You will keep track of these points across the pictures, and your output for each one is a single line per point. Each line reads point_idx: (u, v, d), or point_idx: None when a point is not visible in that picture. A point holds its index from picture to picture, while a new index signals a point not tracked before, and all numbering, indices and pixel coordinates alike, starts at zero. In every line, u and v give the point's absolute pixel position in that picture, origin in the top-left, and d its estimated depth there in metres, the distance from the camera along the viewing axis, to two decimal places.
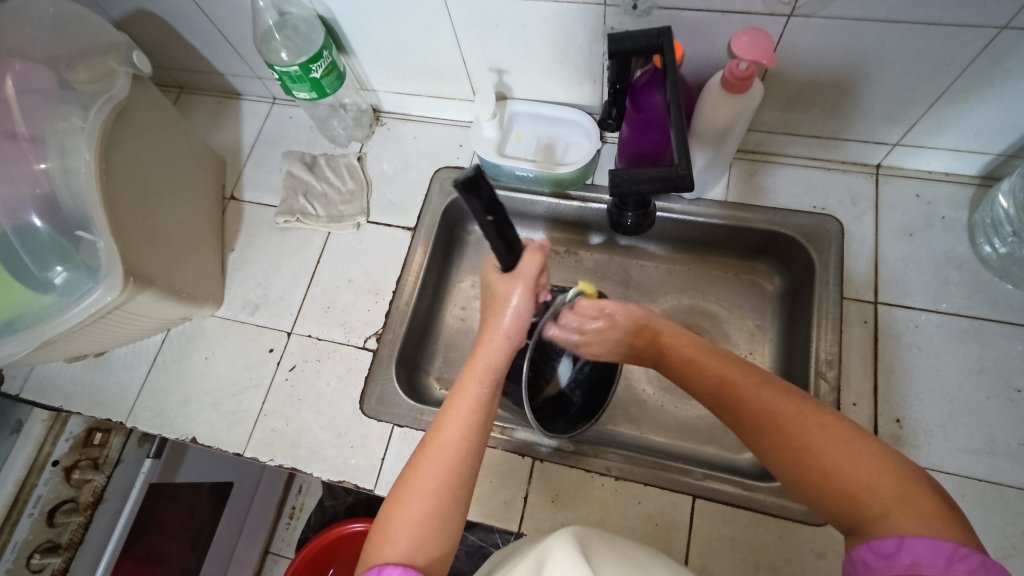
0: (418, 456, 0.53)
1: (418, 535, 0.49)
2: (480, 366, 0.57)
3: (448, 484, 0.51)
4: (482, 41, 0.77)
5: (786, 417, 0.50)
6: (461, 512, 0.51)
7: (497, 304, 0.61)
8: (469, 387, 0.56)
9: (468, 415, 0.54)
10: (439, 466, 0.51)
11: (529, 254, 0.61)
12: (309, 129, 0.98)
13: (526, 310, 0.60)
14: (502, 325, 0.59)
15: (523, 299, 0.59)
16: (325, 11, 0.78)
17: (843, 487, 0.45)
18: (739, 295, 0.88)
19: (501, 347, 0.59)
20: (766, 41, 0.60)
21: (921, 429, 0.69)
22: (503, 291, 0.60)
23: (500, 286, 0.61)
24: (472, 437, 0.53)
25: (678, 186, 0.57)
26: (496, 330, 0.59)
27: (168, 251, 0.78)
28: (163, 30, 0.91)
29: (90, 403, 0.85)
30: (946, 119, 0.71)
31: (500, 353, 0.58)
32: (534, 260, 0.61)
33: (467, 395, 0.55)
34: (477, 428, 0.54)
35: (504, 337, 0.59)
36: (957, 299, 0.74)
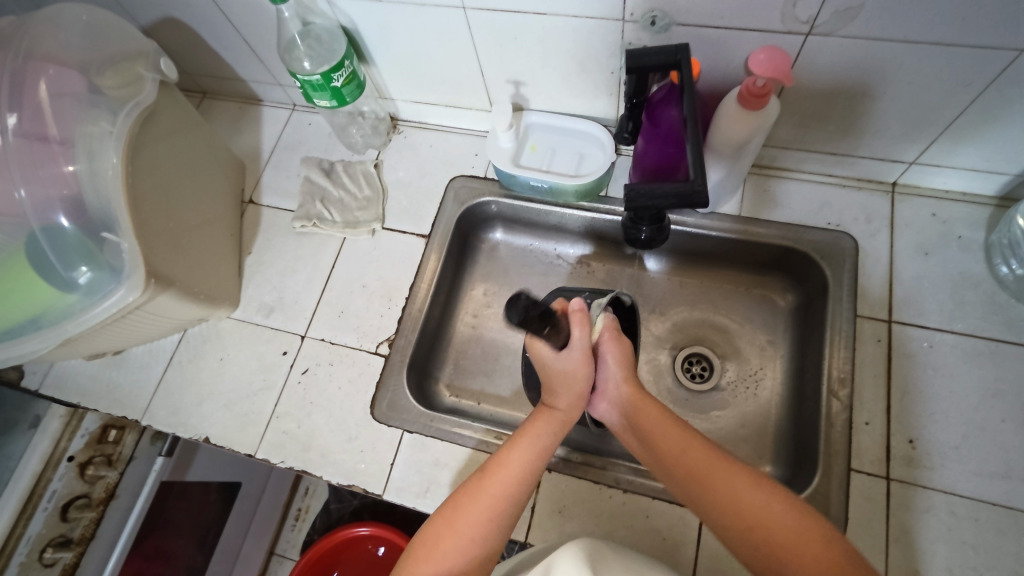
0: (475, 483, 0.59)
1: (461, 556, 0.55)
2: (554, 416, 0.64)
3: (496, 516, 0.57)
4: (501, 53, 0.78)
5: (714, 471, 0.55)
6: (501, 540, 0.57)
7: (570, 375, 0.64)
8: (542, 434, 0.62)
9: (529, 454, 0.60)
10: (494, 497, 0.58)
11: (574, 321, 0.64)
12: (328, 136, 1.00)
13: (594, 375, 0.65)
14: (580, 381, 0.64)
15: (588, 369, 0.63)
16: (348, 22, 0.79)
17: (769, 542, 0.50)
18: (750, 310, 0.88)
19: (574, 404, 0.64)
20: (783, 59, 0.60)
21: (934, 451, 0.68)
22: (570, 365, 0.64)
23: (564, 362, 0.64)
24: (529, 475, 0.59)
25: (692, 202, 0.57)
26: (566, 388, 0.64)
27: (188, 253, 0.80)
28: (189, 37, 0.94)
29: (107, 400, 0.87)
30: (964, 139, 0.71)
31: (577, 407, 0.65)
32: (580, 328, 0.64)
33: (533, 436, 0.62)
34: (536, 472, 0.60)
35: (575, 395, 0.64)
36: (973, 320, 0.73)
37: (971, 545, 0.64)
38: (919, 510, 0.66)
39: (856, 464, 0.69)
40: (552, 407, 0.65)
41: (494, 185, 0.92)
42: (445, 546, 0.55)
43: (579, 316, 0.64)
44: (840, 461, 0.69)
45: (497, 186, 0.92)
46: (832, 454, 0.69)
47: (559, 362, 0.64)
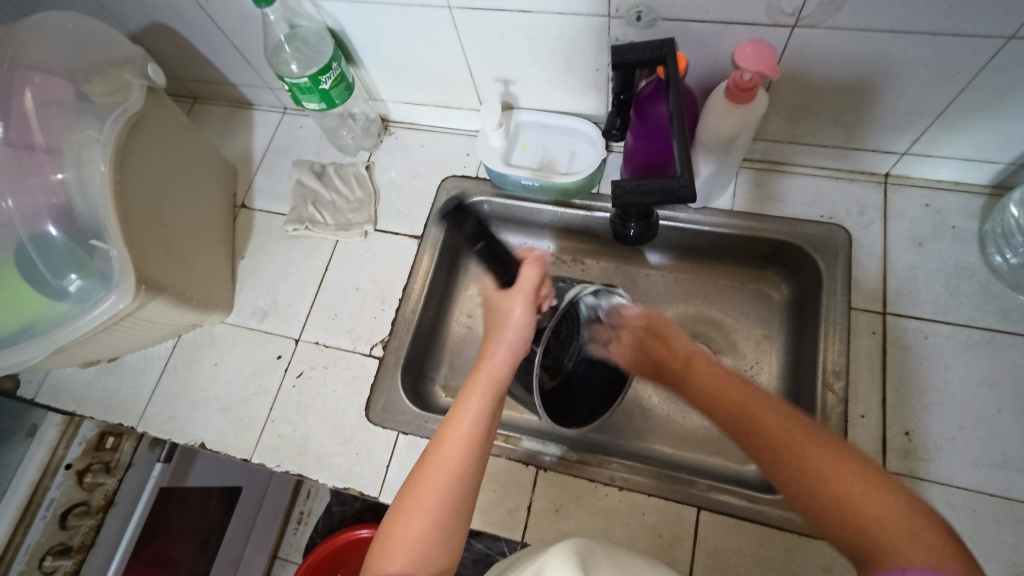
0: (421, 466, 0.54)
1: (422, 544, 0.50)
2: (483, 379, 0.60)
3: (447, 493, 0.52)
4: (489, 52, 0.78)
5: (799, 444, 0.50)
6: (461, 519, 0.52)
7: (504, 318, 0.67)
8: (471, 400, 0.58)
9: (466, 421, 0.56)
10: (442, 476, 0.53)
11: (526, 268, 0.68)
12: (319, 138, 1.00)
13: (529, 321, 0.66)
14: (506, 338, 0.64)
15: (524, 310, 0.66)
16: (334, 23, 0.79)
17: (853, 515, 0.44)
18: (746, 304, 0.88)
19: (501, 363, 0.62)
20: (770, 52, 0.60)
21: (931, 442, 0.68)
22: (508, 305, 0.67)
23: (500, 308, 0.67)
24: (476, 442, 0.55)
25: (678, 199, 0.56)
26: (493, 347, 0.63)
27: (179, 259, 0.79)
28: (177, 42, 0.93)
29: (103, 407, 0.87)
30: (955, 128, 0.70)
31: (501, 364, 0.62)
32: (533, 271, 0.68)
33: (470, 403, 0.58)
34: (479, 439, 0.55)
35: (506, 346, 0.63)
36: (968, 310, 0.73)
37: (968, 536, 0.63)
38: None
39: None
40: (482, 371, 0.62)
41: (485, 185, 0.91)
42: (402, 536, 0.50)
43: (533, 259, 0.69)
44: None
45: (489, 185, 0.91)
46: None
47: (501, 301, 0.69)
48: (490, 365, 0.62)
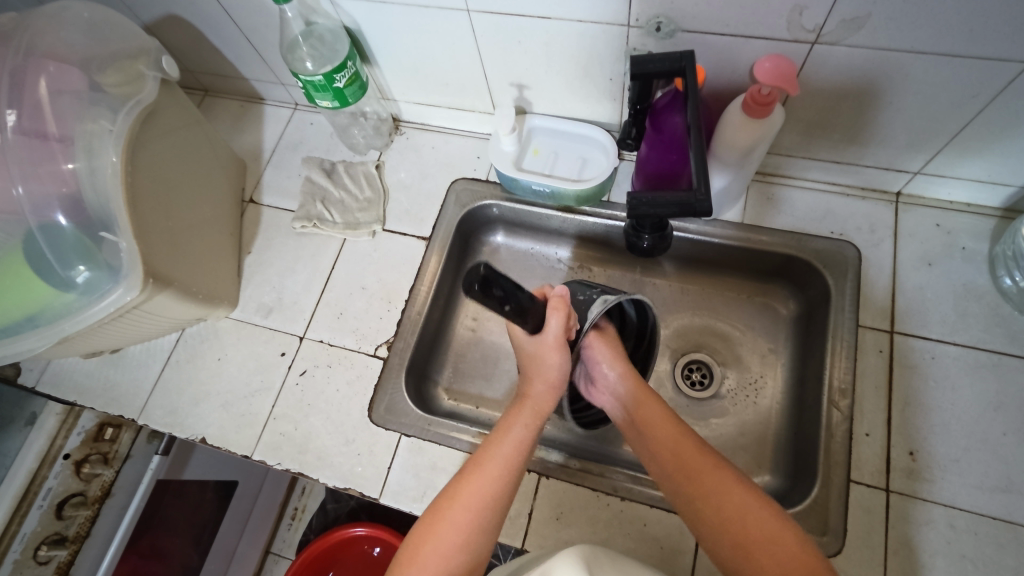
0: (456, 486, 0.60)
1: (450, 557, 0.55)
2: (526, 410, 0.65)
3: (480, 513, 0.58)
4: (504, 56, 0.78)
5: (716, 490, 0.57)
6: (488, 540, 0.58)
7: (538, 359, 0.67)
8: (514, 428, 0.63)
9: (507, 450, 0.61)
10: (475, 496, 0.59)
11: (552, 311, 0.66)
12: (329, 136, 1.00)
13: (564, 361, 0.66)
14: (546, 373, 0.67)
15: (558, 355, 0.66)
16: (351, 22, 0.79)
17: (765, 558, 0.51)
18: (752, 317, 0.87)
19: (541, 398, 0.66)
20: (789, 67, 0.60)
21: (935, 463, 0.68)
22: (540, 349, 0.67)
23: (536, 346, 0.67)
24: (511, 472, 0.60)
25: (694, 211, 0.56)
26: (534, 377, 0.67)
27: (187, 252, 0.79)
28: (191, 34, 0.93)
29: (104, 399, 0.86)
30: (969, 150, 0.70)
31: (548, 398, 0.66)
32: (557, 317, 0.65)
33: (511, 432, 0.63)
34: (515, 466, 0.61)
35: (546, 380, 0.67)
36: (975, 332, 0.73)
37: (970, 559, 0.63)
38: (919, 523, 0.65)
39: (856, 475, 0.68)
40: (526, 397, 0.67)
41: (495, 189, 0.91)
42: (432, 550, 0.56)
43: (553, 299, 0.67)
44: (840, 473, 0.68)
45: (499, 189, 0.91)
46: (831, 464, 0.69)
47: (532, 346, 0.68)
48: (534, 396, 0.66)
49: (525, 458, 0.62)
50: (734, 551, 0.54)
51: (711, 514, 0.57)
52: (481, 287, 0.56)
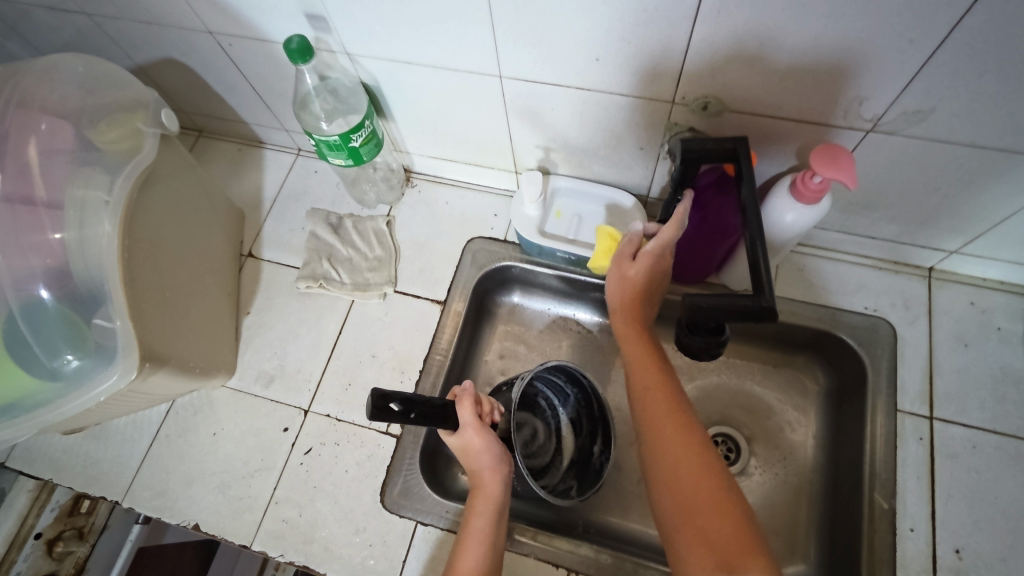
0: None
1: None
2: (481, 503, 0.60)
3: None
4: (532, 121, 0.74)
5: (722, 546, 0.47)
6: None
7: (468, 450, 0.62)
8: (475, 523, 0.59)
9: (476, 552, 0.57)
10: None
11: (460, 404, 0.61)
12: (336, 186, 0.94)
13: (493, 444, 0.61)
14: (482, 464, 0.61)
15: (484, 442, 0.61)
16: (369, 79, 0.74)
17: None
18: (781, 389, 0.83)
19: (494, 484, 0.61)
20: (845, 157, 0.57)
21: (981, 563, 0.65)
22: (465, 443, 0.62)
23: (460, 443, 0.62)
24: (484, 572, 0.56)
25: (757, 319, 0.51)
26: (479, 470, 0.62)
27: (182, 322, 0.73)
28: (190, 79, 0.87)
29: (84, 477, 0.79)
30: (1012, 235, 0.69)
31: (496, 483, 0.61)
32: (468, 407, 0.61)
33: (473, 533, 0.58)
34: (488, 564, 0.57)
35: (492, 469, 0.61)
36: (1015, 419, 0.71)
37: None
38: None
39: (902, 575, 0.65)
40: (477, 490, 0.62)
41: (514, 250, 0.87)
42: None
43: (627, 250, 0.64)
44: (885, 571, 0.65)
45: (518, 251, 0.87)
46: (875, 562, 0.66)
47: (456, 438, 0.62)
48: (483, 486, 0.61)
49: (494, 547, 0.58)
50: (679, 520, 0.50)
51: (673, 477, 0.52)
52: (381, 409, 0.54)
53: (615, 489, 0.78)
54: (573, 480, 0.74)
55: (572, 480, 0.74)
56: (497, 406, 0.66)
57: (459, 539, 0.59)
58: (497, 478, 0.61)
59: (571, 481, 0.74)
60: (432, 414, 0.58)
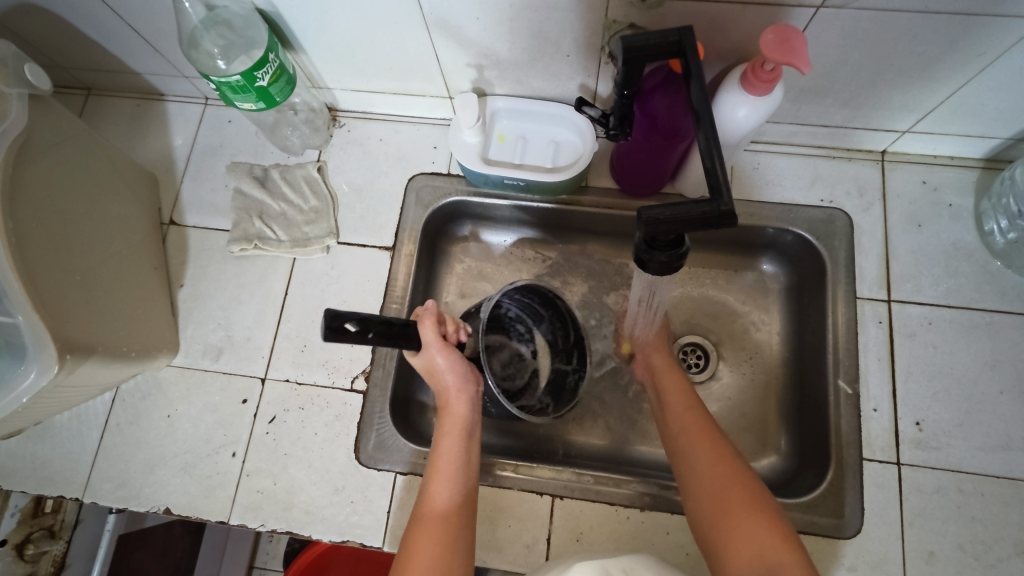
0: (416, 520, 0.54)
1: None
2: (449, 424, 0.61)
3: (439, 542, 0.52)
4: (459, 37, 0.67)
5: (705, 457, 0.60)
6: (465, 557, 0.52)
7: (435, 372, 0.62)
8: (445, 443, 0.59)
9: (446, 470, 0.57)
10: (435, 533, 0.52)
11: (423, 322, 0.60)
12: (255, 135, 0.85)
13: (458, 359, 0.61)
14: (448, 382, 0.62)
15: (448, 356, 0.60)
16: (266, 4, 0.65)
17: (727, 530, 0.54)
18: (745, 293, 0.82)
19: (465, 407, 0.61)
20: (797, 38, 0.52)
21: (940, 431, 0.68)
22: (429, 362, 0.61)
23: (423, 361, 0.62)
24: (458, 488, 0.57)
25: (716, 226, 0.47)
26: (446, 391, 0.62)
27: (105, 305, 0.66)
28: (58, 27, 0.75)
29: (36, 479, 0.74)
30: (963, 107, 0.67)
31: (464, 404, 0.61)
32: (432, 325, 0.60)
33: (441, 453, 0.59)
34: (460, 482, 0.57)
35: (460, 392, 0.62)
36: (967, 292, 0.72)
37: (979, 520, 0.65)
38: (931, 491, 0.66)
39: (868, 452, 0.68)
40: (445, 414, 0.62)
41: (459, 183, 0.81)
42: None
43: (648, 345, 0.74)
44: (852, 452, 0.68)
45: (464, 183, 0.81)
46: (843, 445, 0.68)
47: (422, 360, 0.62)
48: (451, 408, 0.62)
49: (466, 479, 0.58)
50: (709, 514, 0.56)
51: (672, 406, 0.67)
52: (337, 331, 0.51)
53: (590, 412, 0.78)
54: (550, 396, 0.72)
55: (548, 399, 0.72)
56: (463, 326, 0.65)
57: (429, 469, 0.58)
58: (464, 399, 0.61)
59: (547, 400, 0.72)
60: (395, 335, 0.56)
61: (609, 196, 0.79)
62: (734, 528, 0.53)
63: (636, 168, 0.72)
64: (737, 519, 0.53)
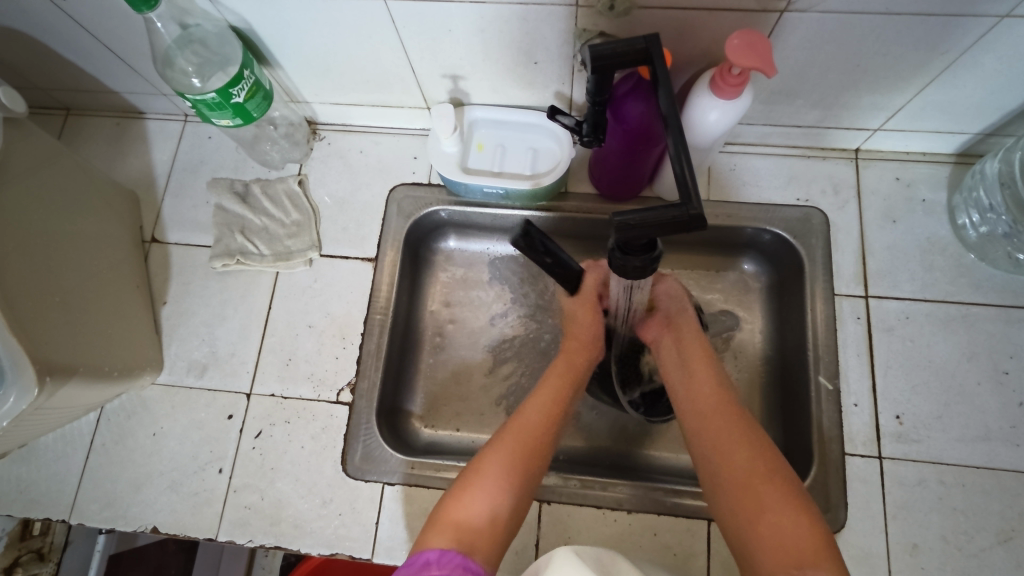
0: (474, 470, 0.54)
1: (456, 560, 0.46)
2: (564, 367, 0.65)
3: (515, 463, 0.54)
4: (433, 49, 0.67)
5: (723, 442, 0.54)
6: (525, 491, 0.54)
7: (575, 321, 0.70)
8: (551, 382, 0.63)
9: (545, 406, 0.60)
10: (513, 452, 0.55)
11: (591, 272, 0.68)
12: (235, 151, 0.85)
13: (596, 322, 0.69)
14: (580, 336, 0.69)
15: (589, 316, 0.69)
16: (239, 21, 0.65)
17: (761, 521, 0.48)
18: (726, 292, 0.83)
19: (580, 359, 0.67)
20: (762, 43, 0.53)
21: (920, 424, 0.69)
22: (576, 305, 0.70)
23: (572, 304, 0.70)
24: (547, 427, 0.58)
25: (687, 229, 0.47)
26: (576, 339, 0.68)
27: (86, 325, 0.66)
28: (35, 50, 0.75)
29: (21, 502, 0.74)
30: (930, 105, 0.68)
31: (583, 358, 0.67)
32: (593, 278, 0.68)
33: (547, 388, 0.62)
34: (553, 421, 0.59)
35: (583, 344, 0.68)
36: (942, 285, 0.73)
37: (961, 511, 0.66)
38: (912, 483, 0.67)
39: (850, 448, 0.68)
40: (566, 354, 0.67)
41: (440, 192, 0.82)
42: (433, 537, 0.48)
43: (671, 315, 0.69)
44: (835, 447, 0.68)
45: (445, 193, 0.82)
46: (825, 441, 0.69)
47: (569, 304, 0.70)
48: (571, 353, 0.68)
49: (521, 481, 0.53)
50: (732, 498, 0.51)
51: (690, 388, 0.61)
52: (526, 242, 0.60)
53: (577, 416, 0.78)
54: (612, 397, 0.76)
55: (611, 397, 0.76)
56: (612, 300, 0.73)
57: (501, 436, 0.56)
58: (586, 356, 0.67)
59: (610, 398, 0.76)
60: (573, 275, 0.63)
61: (589, 201, 0.80)
62: (766, 513, 0.48)
63: (614, 173, 0.73)
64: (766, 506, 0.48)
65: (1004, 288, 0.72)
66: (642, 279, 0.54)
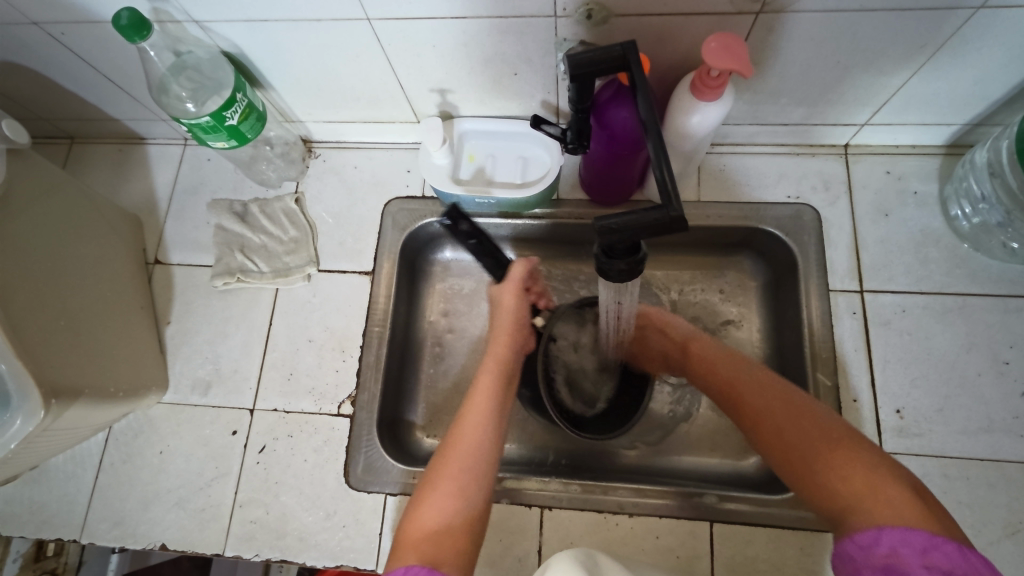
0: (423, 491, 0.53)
1: (433, 557, 0.47)
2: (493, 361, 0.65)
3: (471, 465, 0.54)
4: (420, 64, 0.69)
5: (783, 416, 0.53)
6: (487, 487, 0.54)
7: (501, 308, 0.70)
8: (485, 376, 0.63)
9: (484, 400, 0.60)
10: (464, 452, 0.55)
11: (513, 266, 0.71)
12: (233, 172, 0.87)
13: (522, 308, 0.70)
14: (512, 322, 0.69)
15: (514, 299, 0.70)
16: (230, 45, 0.67)
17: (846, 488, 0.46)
18: (722, 291, 0.82)
19: (508, 342, 0.67)
20: (738, 45, 0.54)
21: (921, 417, 0.68)
22: (503, 296, 0.71)
23: (497, 295, 0.71)
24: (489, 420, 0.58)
25: (669, 231, 0.47)
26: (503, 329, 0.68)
27: (91, 347, 0.68)
28: (37, 83, 0.78)
29: (34, 523, 0.75)
30: (915, 98, 0.69)
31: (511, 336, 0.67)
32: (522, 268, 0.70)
33: (483, 383, 0.62)
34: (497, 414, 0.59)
35: (509, 333, 0.68)
36: (938, 277, 0.73)
37: (966, 504, 0.65)
38: None
39: None
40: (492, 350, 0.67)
41: (434, 204, 0.83)
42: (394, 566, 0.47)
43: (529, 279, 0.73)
44: None
45: (438, 205, 0.83)
46: None
47: (496, 292, 0.71)
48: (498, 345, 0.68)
49: (484, 480, 0.54)
50: (806, 457, 0.50)
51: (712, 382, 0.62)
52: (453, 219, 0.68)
53: (577, 421, 0.78)
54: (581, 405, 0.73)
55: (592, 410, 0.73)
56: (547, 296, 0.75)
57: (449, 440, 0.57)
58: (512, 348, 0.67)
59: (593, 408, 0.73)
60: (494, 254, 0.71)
61: (580, 208, 0.81)
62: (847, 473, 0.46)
63: (604, 178, 0.74)
64: (833, 465, 0.47)
65: (1001, 277, 0.72)
66: (631, 280, 0.55)
